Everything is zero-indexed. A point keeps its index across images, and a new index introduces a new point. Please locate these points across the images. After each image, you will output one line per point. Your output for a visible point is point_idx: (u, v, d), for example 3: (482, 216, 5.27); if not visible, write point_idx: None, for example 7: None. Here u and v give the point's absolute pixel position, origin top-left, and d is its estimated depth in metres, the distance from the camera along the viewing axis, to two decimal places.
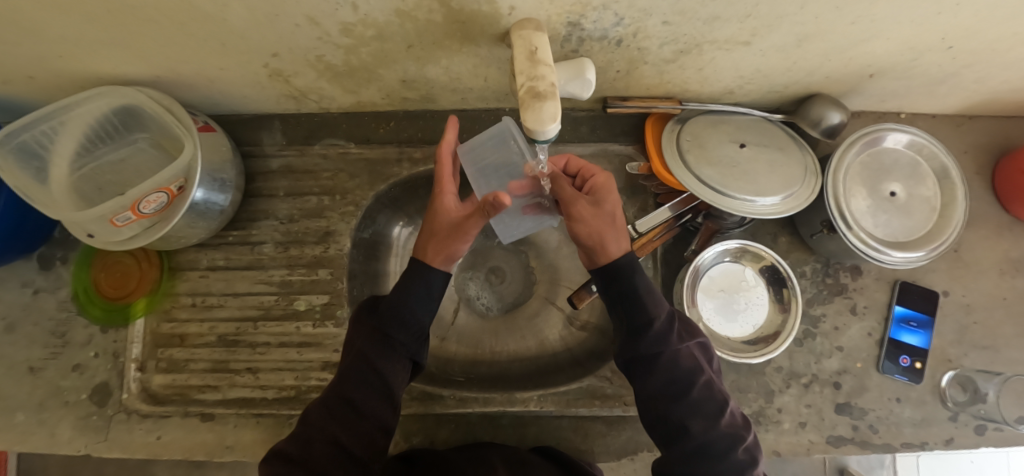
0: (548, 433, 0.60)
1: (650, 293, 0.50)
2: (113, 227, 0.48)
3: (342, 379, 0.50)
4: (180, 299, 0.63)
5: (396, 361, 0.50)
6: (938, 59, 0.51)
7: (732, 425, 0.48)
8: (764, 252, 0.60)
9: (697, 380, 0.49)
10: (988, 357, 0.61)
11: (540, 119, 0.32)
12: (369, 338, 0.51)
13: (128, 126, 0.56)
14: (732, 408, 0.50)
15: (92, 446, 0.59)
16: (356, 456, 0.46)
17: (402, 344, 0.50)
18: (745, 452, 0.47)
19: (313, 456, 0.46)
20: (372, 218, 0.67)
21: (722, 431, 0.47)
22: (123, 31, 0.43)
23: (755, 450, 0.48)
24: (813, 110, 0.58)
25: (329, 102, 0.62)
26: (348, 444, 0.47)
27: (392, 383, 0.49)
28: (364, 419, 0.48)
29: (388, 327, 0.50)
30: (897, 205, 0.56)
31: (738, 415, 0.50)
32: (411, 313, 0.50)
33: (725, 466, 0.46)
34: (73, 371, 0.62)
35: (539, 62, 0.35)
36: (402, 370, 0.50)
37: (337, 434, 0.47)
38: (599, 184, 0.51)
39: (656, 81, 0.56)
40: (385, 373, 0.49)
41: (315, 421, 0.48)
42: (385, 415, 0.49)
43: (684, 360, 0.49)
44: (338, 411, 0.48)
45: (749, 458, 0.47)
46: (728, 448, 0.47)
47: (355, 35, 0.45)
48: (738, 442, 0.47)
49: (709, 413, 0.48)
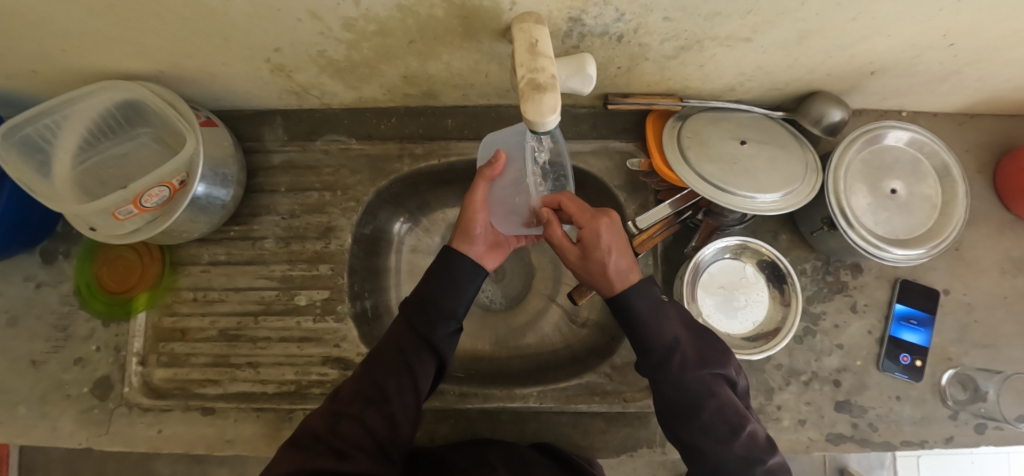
0: (548, 429, 0.60)
1: (654, 317, 0.47)
2: (115, 220, 0.49)
3: (373, 364, 0.51)
4: (181, 293, 0.63)
5: (426, 353, 0.51)
6: (940, 57, 0.51)
7: (749, 447, 0.46)
8: (764, 249, 0.60)
9: (707, 404, 0.47)
10: (989, 355, 0.61)
11: (540, 111, 0.33)
12: (402, 329, 0.52)
13: (131, 120, 0.57)
14: (755, 429, 0.48)
15: (94, 439, 0.59)
16: (380, 442, 0.46)
17: (434, 338, 0.51)
18: (766, 474, 0.45)
19: (341, 434, 0.46)
20: (373, 214, 0.67)
21: (735, 453, 0.46)
22: (126, 25, 0.43)
23: (778, 472, 0.46)
24: (814, 108, 0.58)
25: (331, 98, 0.62)
26: (373, 427, 0.47)
27: (419, 377, 0.50)
28: (389, 405, 0.48)
29: (422, 317, 0.51)
30: (898, 203, 0.56)
31: (761, 436, 0.48)
32: (447, 306, 0.51)
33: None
34: (75, 365, 0.62)
35: (538, 55, 0.35)
36: (431, 367, 0.51)
37: (363, 415, 0.47)
38: (586, 235, 0.47)
39: (657, 78, 0.56)
40: (415, 364, 0.50)
41: (343, 400, 0.49)
42: (409, 403, 0.49)
43: (690, 387, 0.47)
44: (366, 394, 0.49)
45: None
46: (748, 468, 0.45)
47: (357, 30, 0.45)
48: (754, 464, 0.45)
49: (721, 438, 0.46)
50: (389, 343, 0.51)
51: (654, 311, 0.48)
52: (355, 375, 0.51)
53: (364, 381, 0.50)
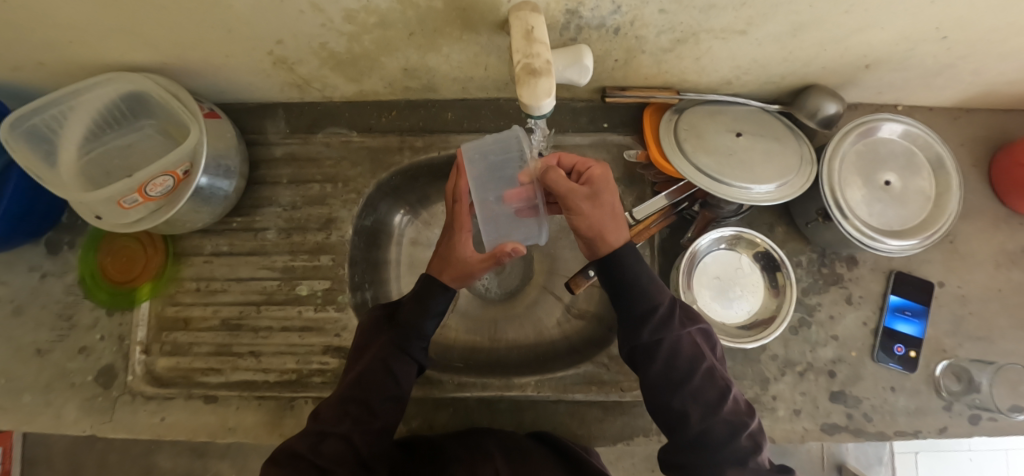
0: (545, 418, 0.60)
1: (647, 281, 0.50)
2: (120, 209, 0.50)
3: (357, 382, 0.51)
4: (184, 283, 0.64)
5: (409, 366, 0.53)
6: (934, 50, 0.51)
7: (733, 413, 0.48)
8: (758, 239, 0.60)
9: (698, 368, 0.49)
10: (983, 348, 0.61)
11: (535, 95, 0.34)
12: (386, 345, 0.52)
13: (135, 111, 0.58)
14: (737, 396, 0.50)
15: (97, 427, 0.60)
16: (363, 457, 0.48)
17: (415, 351, 0.53)
18: (748, 439, 0.47)
19: (325, 453, 0.47)
20: (374, 206, 0.68)
21: (722, 417, 0.48)
22: (131, 17, 0.44)
23: (758, 437, 0.48)
24: (810, 101, 0.59)
25: (332, 91, 0.63)
26: (357, 443, 0.48)
27: (404, 386, 0.52)
28: (375, 420, 0.50)
29: (404, 339, 0.52)
30: (892, 195, 0.57)
31: (743, 403, 0.50)
32: (425, 327, 0.53)
33: (725, 454, 0.47)
34: (79, 354, 0.63)
35: (534, 41, 0.36)
36: (413, 374, 0.53)
37: (349, 434, 0.48)
38: (597, 176, 0.50)
39: (654, 71, 0.57)
40: (399, 377, 0.52)
41: (327, 419, 0.49)
42: (393, 414, 0.51)
43: (684, 348, 0.49)
44: (350, 409, 0.49)
45: (752, 444, 0.47)
46: (733, 434, 0.47)
47: (357, 22, 0.46)
48: (739, 428, 0.48)
49: (710, 401, 0.48)
50: (374, 359, 0.51)
51: (651, 277, 0.51)
52: (339, 392, 0.51)
53: (348, 399, 0.50)
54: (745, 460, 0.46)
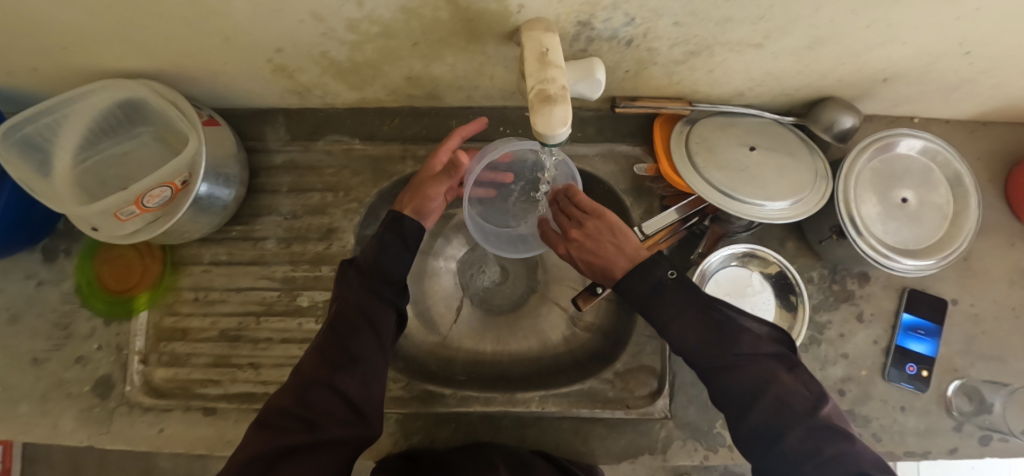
0: (548, 434, 0.59)
1: (650, 303, 0.48)
2: (117, 221, 0.48)
3: (332, 329, 0.48)
4: (183, 293, 0.63)
5: (382, 308, 0.50)
6: (956, 65, 0.49)
7: (770, 416, 0.40)
8: (771, 257, 0.59)
9: (721, 376, 0.43)
10: (995, 367, 0.60)
11: (550, 123, 0.32)
12: (355, 289, 0.50)
13: (132, 119, 0.56)
14: (784, 390, 0.41)
15: (95, 438, 0.59)
16: (354, 404, 0.44)
17: (387, 291, 0.51)
18: (799, 441, 0.39)
19: (312, 403, 0.43)
20: (375, 215, 0.67)
21: (755, 426, 0.41)
22: (122, 23, 0.42)
23: (820, 437, 0.39)
24: (824, 114, 0.57)
25: (333, 98, 0.61)
26: (345, 390, 0.44)
27: (382, 331, 0.49)
28: (359, 365, 0.46)
29: (372, 279, 0.51)
30: (908, 213, 0.55)
31: (800, 400, 0.41)
32: (391, 270, 0.52)
33: (781, 456, 0.39)
34: (76, 363, 0.62)
35: (549, 65, 0.34)
36: (390, 320, 0.50)
37: (334, 380, 0.44)
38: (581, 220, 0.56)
39: (665, 82, 0.55)
40: (374, 316, 0.49)
41: (308, 370, 0.45)
42: (374, 357, 0.47)
43: (698, 361, 0.45)
44: (331, 359, 0.45)
45: (804, 448, 0.39)
46: (773, 438, 0.40)
47: (360, 31, 0.44)
48: (781, 435, 0.39)
49: (741, 411, 0.42)
50: (347, 307, 0.49)
51: (655, 291, 0.48)
52: (318, 345, 0.47)
53: (328, 348, 0.46)
54: (807, 467, 0.38)
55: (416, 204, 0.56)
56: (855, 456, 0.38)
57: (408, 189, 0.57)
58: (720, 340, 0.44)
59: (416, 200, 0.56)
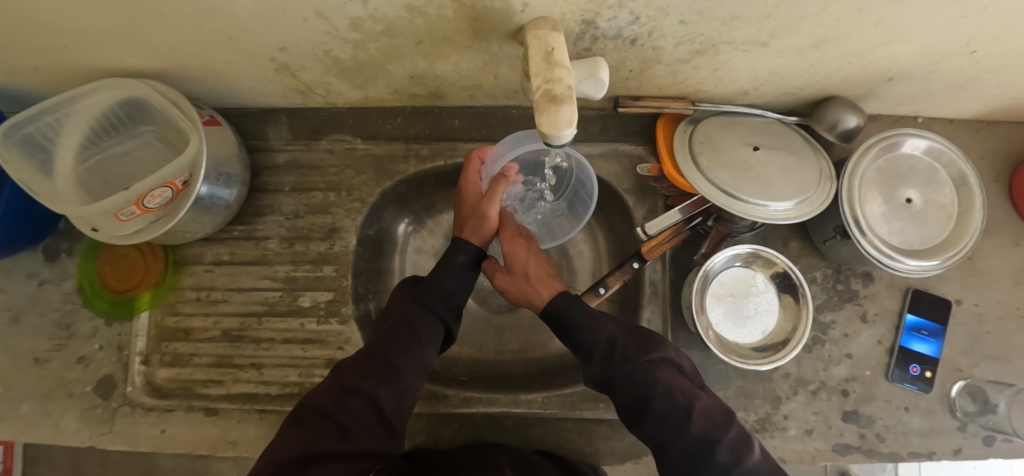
0: (551, 434, 0.59)
1: (590, 319, 0.51)
2: (118, 221, 0.48)
3: (380, 341, 0.49)
4: (185, 293, 0.63)
5: (433, 325, 0.51)
6: (961, 64, 0.49)
7: (705, 426, 0.45)
8: (776, 258, 0.59)
9: (655, 390, 0.46)
10: (999, 367, 0.60)
11: (556, 123, 0.32)
12: (408, 304, 0.52)
13: (134, 118, 0.56)
14: (707, 405, 0.46)
15: (97, 438, 0.59)
16: (386, 417, 0.45)
17: (441, 310, 0.52)
18: (726, 453, 0.43)
19: (348, 409, 0.44)
20: (378, 215, 0.67)
21: (694, 436, 0.44)
22: (125, 22, 0.42)
23: (740, 447, 0.44)
24: (829, 113, 0.57)
25: (336, 97, 0.61)
26: (382, 403, 0.45)
27: (428, 349, 0.50)
28: (400, 380, 0.47)
29: (429, 297, 0.52)
30: (912, 213, 0.55)
31: (717, 413, 0.46)
32: (448, 286, 0.53)
33: (712, 465, 0.43)
34: (78, 363, 0.62)
35: (555, 64, 0.34)
36: (439, 337, 0.51)
37: (375, 391, 0.46)
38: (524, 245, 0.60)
39: (669, 81, 0.55)
40: (424, 334, 0.50)
41: (350, 375, 0.47)
42: (416, 373, 0.49)
43: (637, 377, 0.47)
44: (372, 369, 0.47)
45: (730, 456, 0.43)
46: (707, 450, 0.44)
47: (363, 30, 0.44)
48: (712, 445, 0.44)
49: (678, 423, 0.45)
50: (397, 320, 0.50)
51: (588, 316, 0.51)
52: (363, 352, 0.49)
53: (372, 358, 0.48)
54: (734, 473, 0.43)
55: (477, 226, 0.56)
56: (758, 457, 0.44)
57: (461, 217, 0.58)
58: (652, 354, 0.48)
59: (473, 219, 0.56)
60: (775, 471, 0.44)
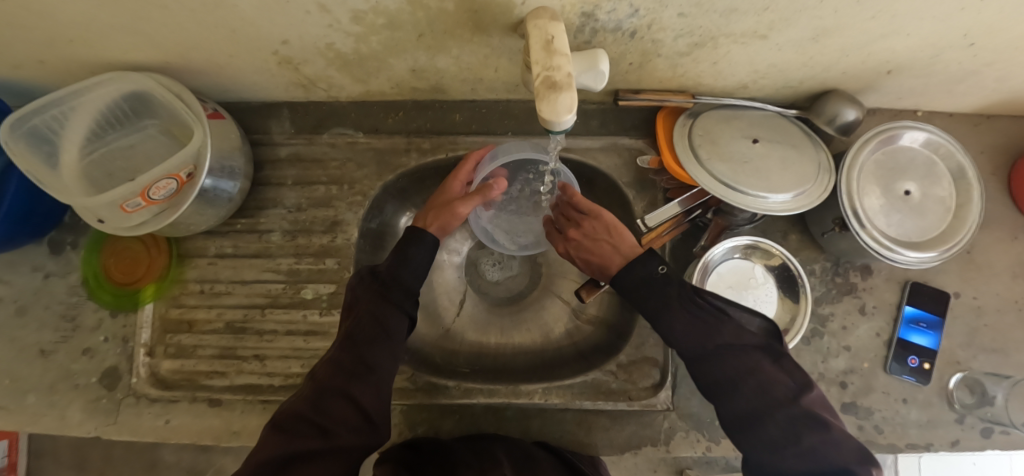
0: (551, 426, 0.60)
1: (637, 284, 0.52)
2: (123, 212, 0.48)
3: (348, 339, 0.49)
4: (188, 285, 0.64)
5: (398, 317, 0.51)
6: (959, 57, 0.49)
7: (756, 400, 0.44)
8: (774, 250, 0.59)
9: (704, 358, 0.47)
10: (998, 360, 0.60)
11: (556, 110, 0.32)
12: (373, 300, 0.51)
13: (138, 112, 0.57)
14: (766, 379, 0.44)
15: (102, 429, 0.60)
16: (367, 412, 0.45)
17: (403, 302, 0.52)
18: (778, 428, 0.42)
19: (326, 411, 0.44)
20: (380, 208, 0.67)
21: (743, 406, 0.44)
22: (129, 15, 0.42)
23: (803, 424, 0.42)
24: (827, 107, 0.57)
25: (338, 91, 0.61)
26: (359, 398, 0.45)
27: (396, 340, 0.50)
28: (372, 373, 0.47)
29: (390, 291, 0.52)
30: (911, 205, 0.55)
31: (780, 389, 0.44)
32: (410, 278, 0.53)
33: (764, 443, 0.42)
34: (83, 355, 0.62)
35: (555, 52, 0.34)
36: (402, 325, 0.51)
37: (347, 387, 0.46)
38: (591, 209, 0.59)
39: (668, 75, 0.55)
40: (389, 325, 0.50)
41: (324, 376, 0.47)
42: (389, 363, 0.49)
43: (688, 349, 0.48)
44: (345, 367, 0.47)
45: (782, 433, 0.42)
46: (757, 423, 0.43)
47: (365, 23, 0.44)
48: (761, 422, 0.43)
49: (725, 396, 0.45)
50: (362, 316, 0.50)
51: (642, 281, 0.52)
52: (332, 352, 0.49)
53: (342, 356, 0.48)
54: (787, 453, 0.41)
55: (443, 220, 0.57)
56: (829, 436, 0.41)
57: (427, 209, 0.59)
58: (699, 325, 0.47)
59: (441, 213, 0.57)
60: (840, 457, 0.40)
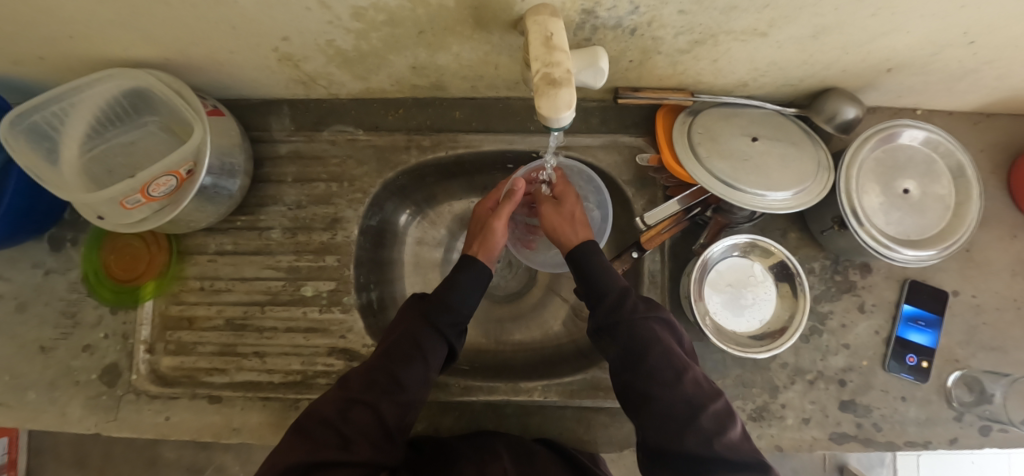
0: (551, 423, 0.60)
1: (604, 269, 0.55)
2: (123, 209, 0.49)
3: (385, 355, 0.50)
4: (188, 282, 0.64)
5: (437, 342, 0.52)
6: (959, 55, 0.49)
7: (695, 390, 0.47)
8: (774, 248, 0.59)
9: (650, 348, 0.49)
10: (996, 358, 0.60)
11: (556, 107, 0.32)
12: (415, 320, 0.53)
13: (138, 108, 0.57)
14: (697, 375, 0.49)
15: (102, 425, 0.60)
16: (388, 430, 0.47)
17: (447, 329, 0.53)
18: (710, 420, 0.46)
19: (351, 421, 0.46)
20: (380, 206, 0.67)
21: (684, 395, 0.47)
22: (128, 11, 0.42)
23: (724, 419, 0.46)
24: (828, 105, 0.57)
25: (338, 88, 0.61)
26: (384, 415, 0.47)
27: (432, 364, 0.51)
28: (403, 393, 0.48)
29: (437, 313, 0.53)
30: (910, 203, 0.56)
31: (706, 387, 0.48)
32: (457, 303, 0.54)
33: (699, 434, 0.45)
34: (83, 352, 0.62)
35: (555, 48, 0.34)
36: (441, 350, 0.52)
37: (376, 403, 0.47)
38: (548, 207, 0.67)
39: (668, 72, 0.55)
40: (427, 350, 0.51)
41: (355, 386, 0.48)
42: (421, 388, 0.50)
43: (641, 329, 0.50)
44: (377, 383, 0.48)
45: (714, 425, 0.45)
46: (693, 414, 0.46)
47: (366, 19, 0.44)
48: (698, 414, 0.46)
49: (668, 383, 0.47)
50: (403, 334, 0.51)
51: (609, 268, 0.55)
52: (366, 364, 0.50)
53: (376, 370, 0.49)
54: (717, 444, 0.44)
55: (484, 242, 0.60)
56: (738, 436, 0.46)
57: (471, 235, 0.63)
58: (656, 312, 0.51)
59: (482, 236, 0.61)
60: (751, 455, 0.44)
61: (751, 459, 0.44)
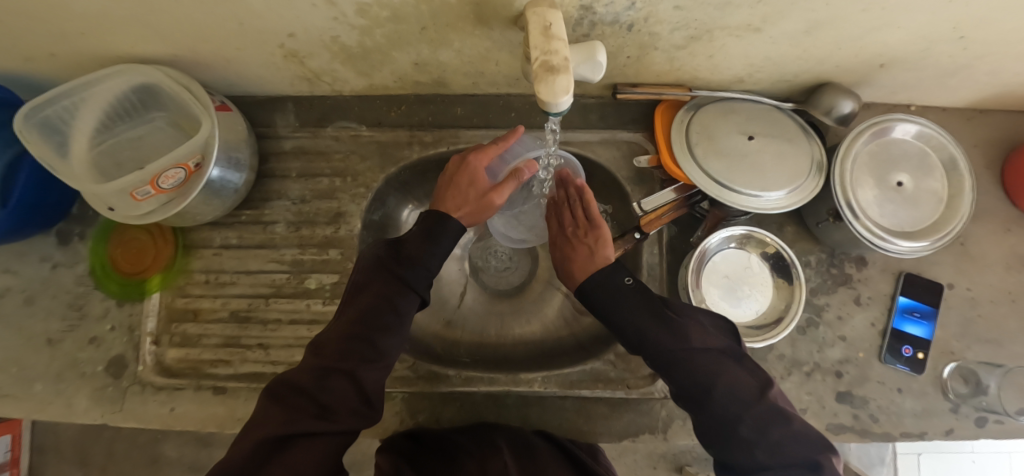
0: (551, 414, 0.61)
1: (613, 300, 0.51)
2: (133, 201, 0.50)
3: (361, 320, 0.48)
4: (194, 275, 0.65)
5: (410, 300, 0.51)
6: (949, 50, 0.50)
7: (728, 404, 0.45)
8: (768, 239, 0.60)
9: (674, 371, 0.47)
10: (992, 350, 0.61)
11: (554, 92, 0.33)
12: (390, 283, 0.50)
13: (146, 104, 0.58)
14: (733, 383, 0.46)
15: (108, 416, 0.61)
16: (368, 395, 0.46)
17: (417, 284, 0.52)
18: (750, 428, 0.44)
19: (330, 388, 0.44)
20: (382, 200, 0.69)
21: (715, 413, 0.45)
22: (139, 8, 0.44)
23: (767, 423, 0.44)
24: (824, 99, 0.58)
25: (342, 85, 0.63)
26: (365, 382, 0.45)
27: (405, 325, 0.50)
28: (382, 358, 0.48)
29: (408, 271, 0.51)
30: (904, 196, 0.57)
31: (745, 390, 0.46)
32: (430, 262, 0.52)
33: (739, 444, 0.44)
34: (89, 344, 0.63)
35: (553, 37, 0.35)
36: (412, 305, 0.51)
37: (355, 370, 0.45)
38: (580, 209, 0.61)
39: (666, 68, 0.56)
40: (403, 312, 0.50)
41: (331, 355, 0.46)
42: (396, 349, 0.49)
43: (657, 355, 0.48)
44: (354, 349, 0.46)
45: (756, 434, 0.43)
46: (731, 427, 0.45)
47: (370, 15, 0.45)
48: (735, 425, 0.44)
49: (701, 401, 0.46)
50: (377, 299, 0.49)
51: (618, 296, 0.51)
52: (340, 330, 0.48)
53: (352, 337, 0.47)
54: (760, 452, 0.43)
55: (476, 211, 0.55)
56: (794, 432, 0.43)
57: (453, 188, 0.55)
58: (671, 335, 0.48)
59: (475, 204, 0.54)
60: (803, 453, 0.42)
61: (809, 458, 0.42)
